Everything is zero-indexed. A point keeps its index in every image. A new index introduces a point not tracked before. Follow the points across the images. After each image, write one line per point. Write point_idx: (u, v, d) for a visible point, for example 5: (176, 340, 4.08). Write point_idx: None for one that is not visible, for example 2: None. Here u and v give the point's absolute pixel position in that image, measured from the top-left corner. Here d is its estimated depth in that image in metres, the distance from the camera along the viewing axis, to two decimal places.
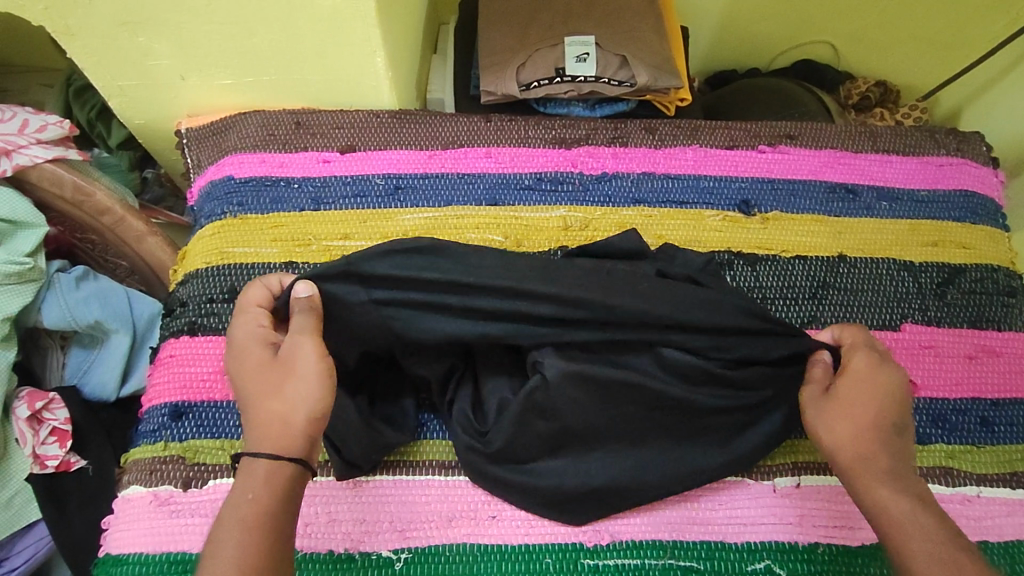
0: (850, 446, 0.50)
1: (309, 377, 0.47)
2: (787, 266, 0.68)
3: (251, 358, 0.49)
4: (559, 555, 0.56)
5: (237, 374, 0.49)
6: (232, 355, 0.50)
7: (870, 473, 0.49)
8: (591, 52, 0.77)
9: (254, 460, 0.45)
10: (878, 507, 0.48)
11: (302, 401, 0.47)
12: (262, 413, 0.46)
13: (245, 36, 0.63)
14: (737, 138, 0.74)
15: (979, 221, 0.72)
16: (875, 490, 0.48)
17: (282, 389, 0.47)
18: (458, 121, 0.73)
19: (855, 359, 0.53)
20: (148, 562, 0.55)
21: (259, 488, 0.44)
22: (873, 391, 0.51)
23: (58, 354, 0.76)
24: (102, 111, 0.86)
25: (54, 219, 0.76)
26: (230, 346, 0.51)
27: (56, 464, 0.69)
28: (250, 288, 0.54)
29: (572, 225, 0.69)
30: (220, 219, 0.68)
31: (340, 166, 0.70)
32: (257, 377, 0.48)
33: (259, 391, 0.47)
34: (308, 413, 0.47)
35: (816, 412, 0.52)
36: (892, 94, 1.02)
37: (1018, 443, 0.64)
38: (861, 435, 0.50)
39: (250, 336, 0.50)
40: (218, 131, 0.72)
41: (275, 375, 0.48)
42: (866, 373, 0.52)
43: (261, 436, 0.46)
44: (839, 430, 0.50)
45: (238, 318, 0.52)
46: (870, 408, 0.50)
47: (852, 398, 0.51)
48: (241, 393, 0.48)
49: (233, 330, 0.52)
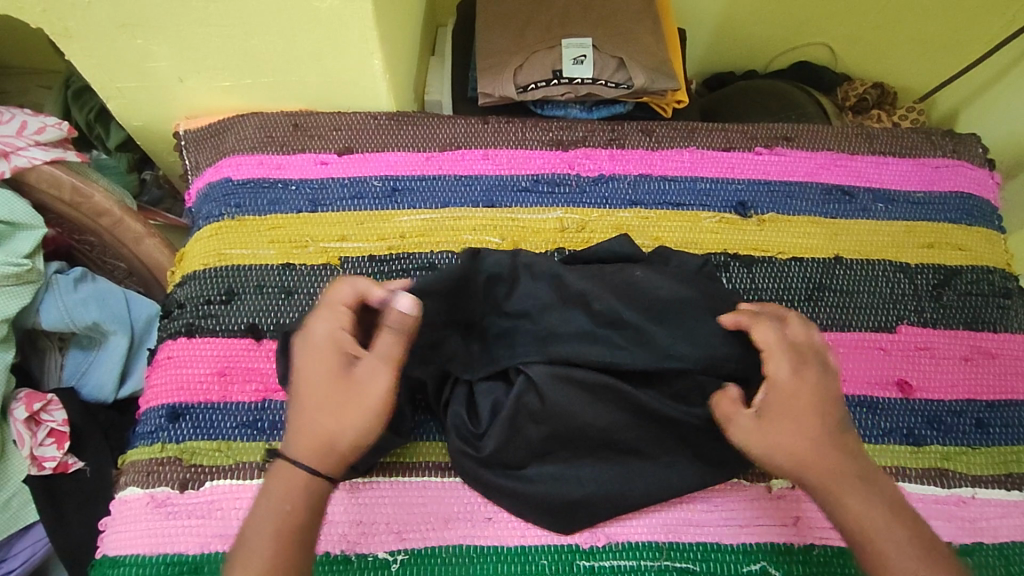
0: (812, 464, 0.49)
1: (367, 405, 0.48)
2: (783, 268, 0.68)
3: (317, 361, 0.49)
4: (554, 557, 0.56)
5: (298, 371, 0.50)
6: (301, 349, 0.51)
7: (841, 486, 0.49)
8: (589, 54, 0.77)
9: (289, 465, 0.48)
10: (850, 521, 0.48)
11: (351, 425, 0.48)
12: (316, 424, 0.48)
13: (243, 38, 0.63)
14: (734, 140, 0.74)
15: (975, 223, 0.72)
16: (844, 501, 0.49)
17: (341, 408, 0.48)
18: (456, 123, 0.73)
19: (777, 369, 0.51)
20: (144, 564, 0.55)
21: (287, 499, 0.47)
22: (807, 400, 0.50)
23: (56, 356, 0.76)
24: (101, 114, 0.86)
25: (53, 220, 0.76)
26: (303, 339, 0.51)
27: (53, 465, 0.69)
28: (340, 286, 0.52)
29: (569, 227, 0.69)
30: (218, 220, 0.68)
31: (338, 168, 0.70)
32: (318, 383, 0.49)
33: (314, 398, 0.49)
34: (353, 438, 0.48)
35: (761, 443, 0.50)
36: (890, 96, 1.02)
37: (1012, 444, 0.64)
38: (822, 447, 0.50)
39: (323, 339, 0.50)
40: (216, 133, 0.72)
41: (337, 389, 0.48)
42: (793, 384, 0.51)
43: (303, 444, 0.48)
44: (798, 450, 0.49)
45: (319, 314, 0.51)
46: (812, 420, 0.50)
47: (793, 413, 0.50)
48: (297, 390, 0.50)
49: (308, 325, 0.51)
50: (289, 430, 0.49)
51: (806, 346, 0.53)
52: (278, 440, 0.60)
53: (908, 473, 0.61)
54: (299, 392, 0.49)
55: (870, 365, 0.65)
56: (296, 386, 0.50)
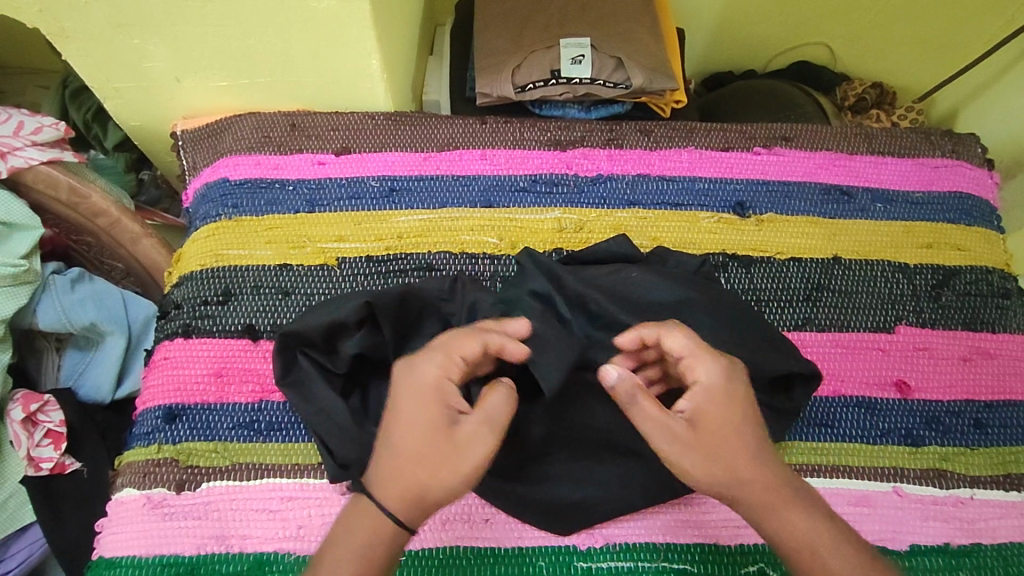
0: (749, 477, 0.45)
1: (467, 468, 0.44)
2: (782, 268, 0.68)
3: (422, 405, 0.45)
4: (552, 558, 0.56)
5: (397, 409, 0.45)
6: (402, 387, 0.46)
7: (780, 501, 0.45)
8: (587, 54, 0.77)
9: (373, 508, 0.44)
10: (789, 540, 0.45)
11: (445, 484, 0.43)
12: (405, 476, 0.43)
13: (240, 38, 0.63)
14: (733, 140, 0.74)
15: (974, 223, 0.72)
16: (786, 516, 0.45)
17: (435, 464, 0.43)
18: (453, 123, 0.73)
19: (703, 373, 0.47)
20: (141, 565, 0.55)
21: (369, 545, 0.43)
22: (737, 405, 0.46)
23: (53, 356, 0.76)
24: (98, 113, 0.85)
25: (50, 220, 0.76)
26: (405, 383, 0.46)
27: (50, 466, 0.68)
28: (463, 334, 0.48)
29: (567, 227, 0.69)
30: (215, 221, 0.68)
31: (335, 168, 0.70)
32: (420, 429, 0.44)
33: (413, 445, 0.44)
34: (444, 497, 0.44)
35: (698, 456, 0.44)
36: (889, 96, 1.01)
37: (1011, 444, 0.64)
38: (759, 457, 0.46)
39: (432, 382, 0.46)
40: (213, 133, 0.72)
41: (439, 441, 0.44)
42: (723, 389, 0.46)
43: (390, 491, 0.43)
44: (739, 463, 0.45)
45: (430, 354, 0.47)
46: (745, 428, 0.46)
47: (725, 420, 0.46)
48: (392, 431, 0.45)
49: (415, 362, 0.47)
50: (372, 474, 0.45)
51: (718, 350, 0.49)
52: (275, 441, 0.60)
53: (907, 474, 0.61)
54: (394, 435, 0.45)
55: (869, 365, 0.65)
56: (391, 425, 0.45)
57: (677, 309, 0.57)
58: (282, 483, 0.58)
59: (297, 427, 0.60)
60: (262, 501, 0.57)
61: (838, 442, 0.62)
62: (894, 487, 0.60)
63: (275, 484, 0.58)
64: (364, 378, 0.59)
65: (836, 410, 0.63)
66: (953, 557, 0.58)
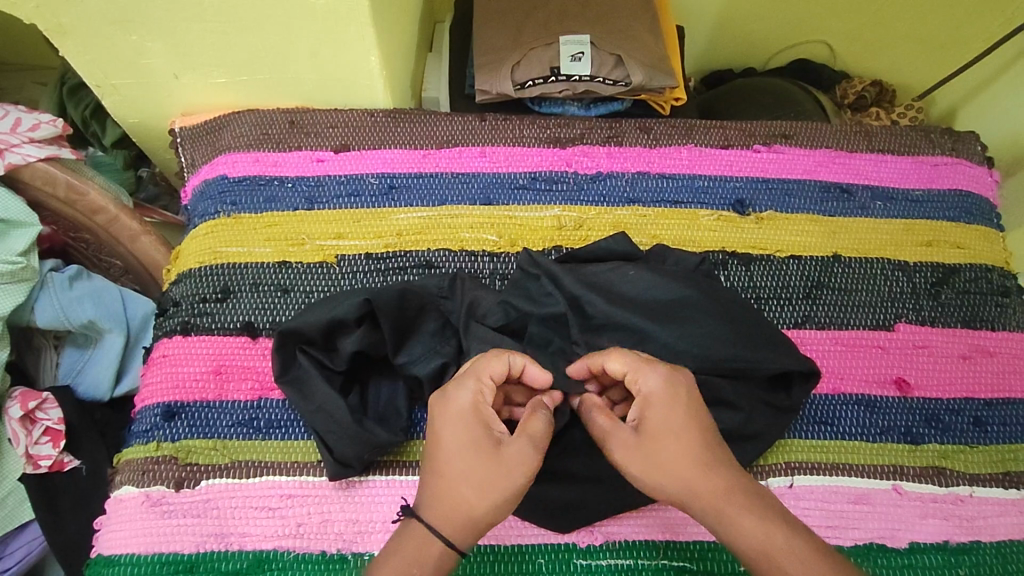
0: (694, 483, 0.44)
1: (513, 484, 0.43)
2: (782, 266, 0.68)
3: (462, 425, 0.45)
4: (552, 556, 0.56)
5: (438, 432, 0.46)
6: (440, 411, 0.47)
7: (731, 507, 0.43)
8: (586, 51, 0.77)
9: (419, 529, 0.43)
10: (740, 544, 0.43)
11: (492, 501, 0.43)
12: (452, 495, 0.43)
13: (238, 35, 0.63)
14: (732, 138, 0.74)
15: (974, 221, 0.72)
16: (739, 521, 0.43)
17: (484, 482, 0.43)
18: (452, 120, 0.73)
19: (646, 382, 0.47)
20: (140, 562, 0.55)
21: (412, 565, 0.42)
22: (680, 411, 0.46)
23: (52, 354, 0.76)
24: (96, 111, 0.85)
25: (48, 218, 0.76)
26: (445, 403, 0.46)
27: (49, 463, 0.68)
28: (490, 356, 0.48)
29: (566, 225, 0.69)
30: (214, 218, 0.68)
31: (334, 165, 0.70)
32: (462, 449, 0.44)
33: (458, 464, 0.44)
34: (493, 516, 0.43)
35: (642, 464, 0.45)
36: (887, 93, 1.01)
37: (1011, 442, 0.64)
38: (704, 462, 0.44)
39: (468, 404, 0.46)
40: (211, 131, 0.72)
41: (484, 460, 0.44)
42: (666, 396, 0.46)
43: (437, 511, 0.43)
44: (685, 468, 0.44)
45: (462, 378, 0.47)
46: (689, 434, 0.45)
47: (668, 427, 0.45)
48: (434, 454, 0.45)
49: (450, 386, 0.47)
50: (421, 498, 0.45)
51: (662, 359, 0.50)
52: (275, 439, 0.59)
53: (906, 471, 0.61)
54: (438, 456, 0.45)
55: (869, 363, 0.65)
56: (433, 448, 0.46)
57: (677, 307, 0.57)
58: (281, 480, 0.58)
59: (295, 424, 0.60)
60: (261, 499, 0.57)
61: (838, 439, 0.62)
62: (893, 484, 0.60)
63: (274, 482, 0.58)
64: (363, 375, 0.60)
65: (836, 408, 0.63)
66: (952, 554, 0.58)
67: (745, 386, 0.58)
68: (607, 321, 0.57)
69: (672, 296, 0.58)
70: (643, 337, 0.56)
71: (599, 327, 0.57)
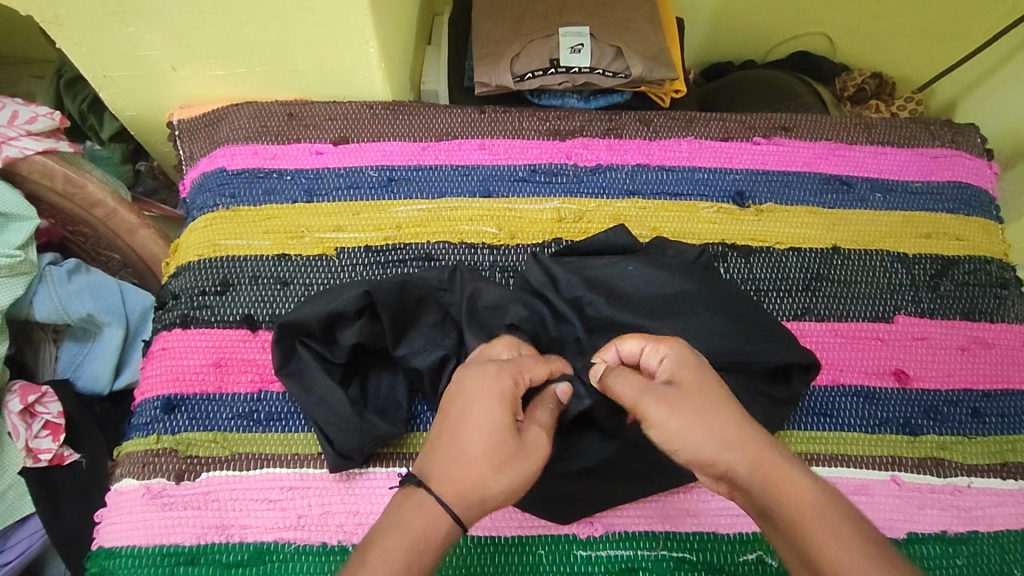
0: (742, 436, 0.43)
1: (528, 472, 0.43)
2: (781, 258, 0.68)
3: (493, 407, 0.44)
4: (551, 547, 0.57)
5: (464, 410, 0.44)
6: (472, 390, 0.45)
7: (780, 460, 0.42)
8: (586, 43, 0.76)
9: (429, 503, 0.41)
10: (792, 500, 0.41)
11: (508, 486, 0.43)
12: (471, 470, 0.42)
13: (237, 26, 0.62)
14: (732, 130, 0.74)
15: (974, 213, 0.72)
16: (791, 473, 0.42)
17: (503, 462, 0.43)
18: (452, 112, 0.73)
19: (672, 346, 0.47)
20: (141, 554, 0.56)
21: (418, 543, 0.40)
22: (707, 370, 0.46)
23: (51, 348, 0.76)
24: (94, 104, 0.85)
25: (45, 212, 0.75)
26: (480, 384, 0.45)
27: (49, 457, 0.68)
28: (533, 364, 0.49)
29: (566, 217, 0.69)
30: (213, 211, 0.68)
31: (333, 158, 0.70)
32: (490, 431, 0.43)
33: (486, 444, 0.43)
34: (500, 500, 0.43)
35: (688, 415, 0.43)
36: (888, 86, 1.02)
37: (1009, 433, 0.64)
38: (745, 419, 0.44)
39: (504, 390, 0.45)
40: (210, 123, 0.72)
41: (508, 445, 0.43)
42: (693, 359, 0.46)
43: (450, 490, 0.42)
44: (732, 423, 0.43)
45: (500, 365, 0.47)
46: (724, 393, 0.45)
47: (704, 386, 0.45)
48: (456, 430, 0.44)
49: (485, 368, 0.46)
50: (434, 468, 0.43)
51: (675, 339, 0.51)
52: (275, 431, 0.59)
53: (904, 462, 0.61)
54: (460, 433, 0.43)
55: (869, 355, 0.65)
56: (454, 423, 0.44)
57: (676, 299, 0.57)
58: (281, 473, 0.58)
59: (295, 417, 0.60)
60: (261, 491, 0.57)
61: (838, 431, 0.62)
62: (892, 475, 0.61)
63: (274, 474, 0.58)
64: (363, 367, 0.60)
65: (836, 400, 0.63)
66: (950, 544, 0.59)
67: (746, 379, 0.57)
68: (608, 313, 0.57)
69: (673, 288, 0.58)
70: (643, 330, 0.56)
71: (599, 320, 0.57)
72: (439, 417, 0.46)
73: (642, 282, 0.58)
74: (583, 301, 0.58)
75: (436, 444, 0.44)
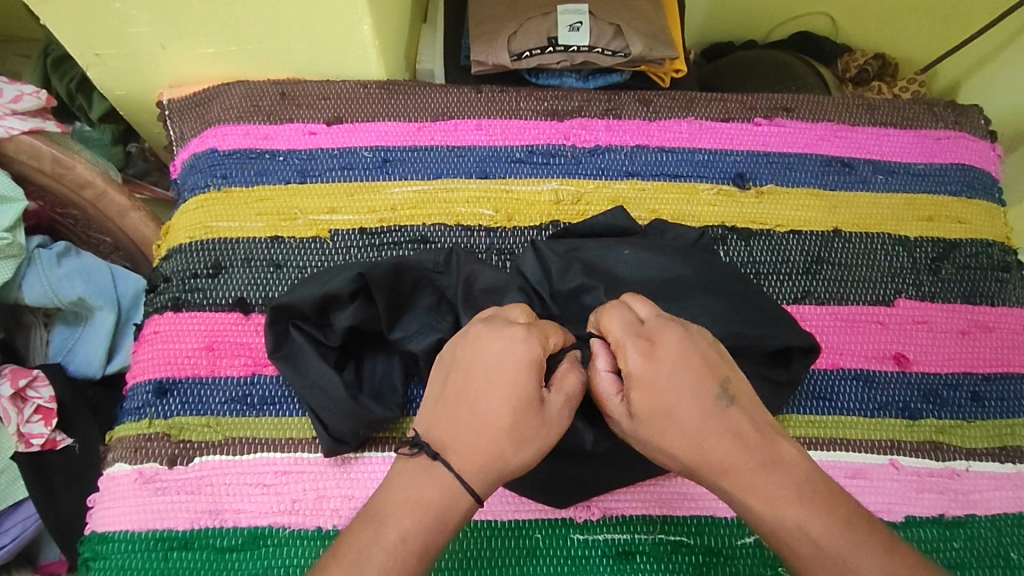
0: (699, 459, 0.42)
1: (547, 444, 0.43)
2: (782, 240, 0.67)
3: (518, 377, 0.43)
4: (548, 531, 0.56)
5: (486, 377, 0.43)
6: (498, 355, 0.43)
7: (744, 481, 0.42)
8: (585, 20, 0.74)
9: (446, 475, 0.42)
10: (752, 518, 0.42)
11: (525, 458, 0.43)
12: (488, 444, 0.42)
13: (226, 3, 0.61)
14: (733, 111, 0.73)
15: (976, 196, 0.71)
16: (750, 498, 0.42)
17: (521, 436, 0.43)
18: (448, 92, 0.71)
19: (628, 363, 0.44)
20: (134, 539, 0.55)
21: (437, 514, 0.41)
22: (666, 387, 0.43)
23: (42, 331, 0.75)
24: (82, 83, 0.83)
25: (33, 193, 0.74)
26: (506, 350, 0.43)
27: (41, 442, 0.68)
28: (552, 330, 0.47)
29: (564, 199, 0.68)
30: (204, 192, 0.67)
31: (327, 138, 0.69)
32: (514, 403, 0.42)
33: (508, 418, 0.42)
34: (517, 471, 0.43)
35: (643, 439, 0.44)
36: (890, 68, 1.00)
37: (1007, 417, 0.64)
38: (699, 437, 0.42)
39: (531, 357, 0.43)
40: (200, 103, 0.70)
41: (531, 417, 0.43)
42: (649, 376, 0.43)
43: (468, 464, 0.42)
44: (682, 451, 0.43)
45: (526, 327, 0.45)
46: (685, 410, 0.42)
47: (655, 410, 0.43)
48: (478, 399, 0.43)
49: (511, 331, 0.44)
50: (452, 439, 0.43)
51: (659, 322, 0.45)
52: (268, 415, 0.59)
53: (903, 446, 0.61)
54: (480, 403, 0.43)
55: (869, 338, 0.64)
56: (473, 391, 0.43)
57: (674, 283, 0.56)
58: (276, 458, 0.57)
59: (290, 402, 0.59)
60: (254, 476, 0.57)
61: (837, 414, 0.61)
62: (891, 459, 0.60)
63: (267, 458, 0.57)
64: (358, 350, 0.59)
65: (836, 383, 0.63)
66: (947, 527, 0.59)
67: (746, 363, 0.57)
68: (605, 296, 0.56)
69: (671, 272, 0.57)
70: None
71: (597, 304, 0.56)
72: (454, 378, 0.44)
73: (642, 265, 0.57)
74: (581, 284, 0.57)
75: (456, 412, 0.43)
